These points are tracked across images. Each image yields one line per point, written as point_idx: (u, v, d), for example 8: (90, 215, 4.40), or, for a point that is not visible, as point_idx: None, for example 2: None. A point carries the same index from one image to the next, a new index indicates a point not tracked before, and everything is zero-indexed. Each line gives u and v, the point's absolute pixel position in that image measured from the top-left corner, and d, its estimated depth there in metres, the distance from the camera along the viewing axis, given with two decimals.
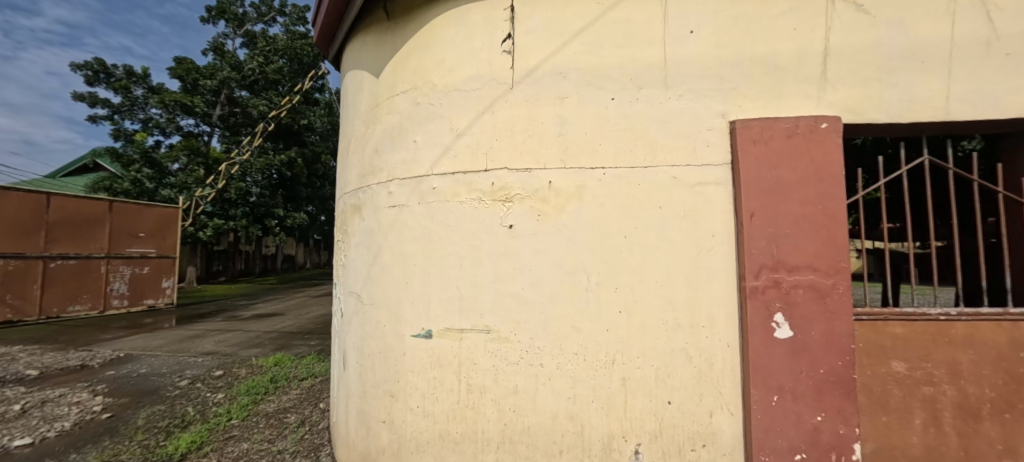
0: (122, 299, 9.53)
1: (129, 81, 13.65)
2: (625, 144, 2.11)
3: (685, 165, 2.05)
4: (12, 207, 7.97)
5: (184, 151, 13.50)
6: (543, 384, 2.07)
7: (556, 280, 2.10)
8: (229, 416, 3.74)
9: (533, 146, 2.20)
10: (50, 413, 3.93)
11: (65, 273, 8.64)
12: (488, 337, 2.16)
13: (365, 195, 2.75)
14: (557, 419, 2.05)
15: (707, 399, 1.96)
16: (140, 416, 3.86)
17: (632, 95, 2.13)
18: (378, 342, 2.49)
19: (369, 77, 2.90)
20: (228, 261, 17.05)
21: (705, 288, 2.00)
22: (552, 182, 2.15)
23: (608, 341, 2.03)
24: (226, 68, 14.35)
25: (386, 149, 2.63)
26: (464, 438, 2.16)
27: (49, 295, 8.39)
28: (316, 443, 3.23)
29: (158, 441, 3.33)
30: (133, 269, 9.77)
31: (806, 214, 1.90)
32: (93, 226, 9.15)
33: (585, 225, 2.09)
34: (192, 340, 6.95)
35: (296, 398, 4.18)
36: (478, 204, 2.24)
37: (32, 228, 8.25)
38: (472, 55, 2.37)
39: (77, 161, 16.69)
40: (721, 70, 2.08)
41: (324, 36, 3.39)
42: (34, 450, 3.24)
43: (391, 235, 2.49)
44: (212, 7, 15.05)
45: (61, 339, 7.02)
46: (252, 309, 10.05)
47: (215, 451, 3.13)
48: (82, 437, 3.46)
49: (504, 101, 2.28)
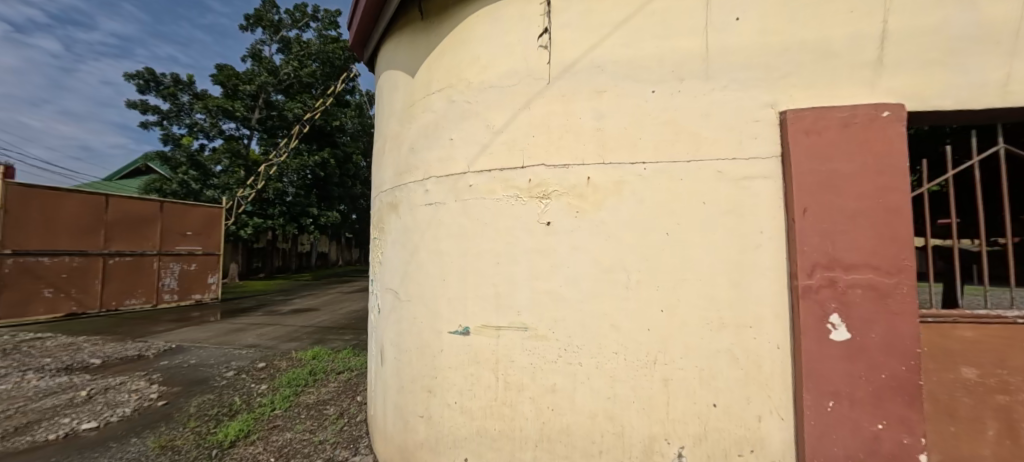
0: (172, 294, 10.20)
1: (176, 89, 14.47)
2: (665, 138, 2.05)
3: (730, 159, 1.97)
4: (76, 208, 8.55)
5: (226, 154, 14.20)
6: (581, 382, 2.04)
7: (594, 278, 2.07)
8: (273, 406, 3.91)
9: (570, 141, 2.17)
10: (112, 399, 4.23)
11: (122, 269, 9.28)
12: (525, 335, 2.15)
13: (401, 193, 2.79)
14: (596, 418, 2.02)
15: (754, 402, 1.88)
16: (192, 403, 4.12)
17: (672, 87, 2.06)
18: (415, 338, 2.54)
19: (403, 77, 2.95)
20: (266, 258, 17.81)
21: (752, 288, 1.91)
22: (591, 178, 2.11)
23: (649, 341, 1.98)
24: (263, 73, 14.99)
25: (422, 147, 2.66)
26: (502, 436, 2.16)
27: (108, 289, 9.02)
28: (355, 435, 3.33)
29: (209, 428, 3.52)
30: (182, 265, 10.44)
31: (864, 209, 1.78)
32: (146, 225, 9.76)
33: (624, 222, 2.04)
34: (236, 333, 7.34)
35: (334, 391, 4.32)
36: (515, 200, 2.24)
37: (94, 228, 8.83)
38: (507, 50, 2.36)
39: (131, 166, 17.87)
40: (769, 59, 1.98)
41: (358, 38, 3.48)
42: (99, 434, 3.49)
43: (427, 233, 2.53)
44: (250, 16, 15.75)
45: (120, 330, 7.56)
46: (289, 305, 10.49)
47: (261, 439, 3.28)
48: (141, 423, 3.71)
49: (541, 97, 2.26)
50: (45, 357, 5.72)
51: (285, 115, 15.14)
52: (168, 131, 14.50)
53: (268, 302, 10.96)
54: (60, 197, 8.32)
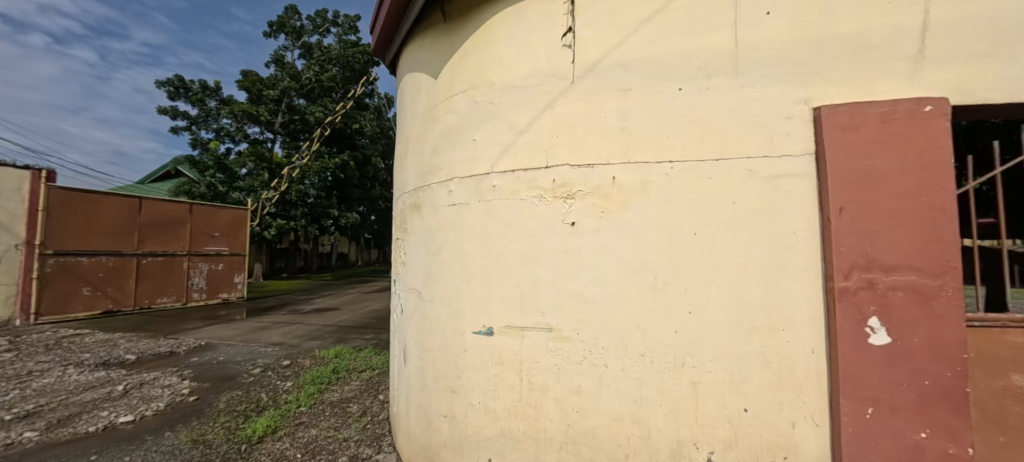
0: (201, 293, 10.56)
1: (204, 95, 14.99)
2: (692, 137, 2.00)
3: (760, 157, 1.91)
4: (112, 211, 8.93)
5: (251, 157, 14.62)
6: (606, 385, 2.02)
7: (619, 279, 2.04)
8: (298, 403, 4.00)
9: (594, 141, 2.16)
10: (147, 394, 4.40)
11: (154, 269, 9.65)
12: (550, 336, 2.14)
13: (424, 194, 2.82)
14: (622, 421, 1.99)
15: (787, 408, 1.82)
16: (222, 399, 4.25)
17: (701, 85, 2.02)
18: (438, 338, 2.56)
19: (425, 79, 2.98)
20: (289, 258, 18.27)
21: (785, 290, 1.85)
22: (616, 178, 2.09)
23: (677, 344, 1.94)
24: (286, 78, 15.38)
25: (445, 148, 2.68)
26: (526, 437, 2.15)
27: (142, 288, 9.40)
28: (378, 433, 3.38)
29: (238, 423, 3.63)
30: (210, 265, 10.81)
31: (906, 208, 1.69)
32: (177, 226, 10.13)
33: (651, 223, 2.01)
34: (261, 331, 7.55)
35: (357, 389, 4.39)
36: (539, 201, 2.23)
37: (128, 229, 9.21)
38: (530, 51, 2.36)
39: (161, 170, 18.60)
40: (802, 54, 1.91)
41: (381, 42, 3.56)
42: (136, 427, 3.64)
43: (450, 234, 2.55)
44: (274, 23, 16.19)
45: (152, 327, 7.86)
46: (311, 304, 10.74)
47: (288, 435, 3.36)
48: (174, 417, 3.85)
49: (565, 97, 2.25)
50: (85, 352, 6.01)
51: (307, 118, 15.50)
52: (196, 135, 15.03)
53: (292, 301, 11.23)
54: (98, 200, 8.70)
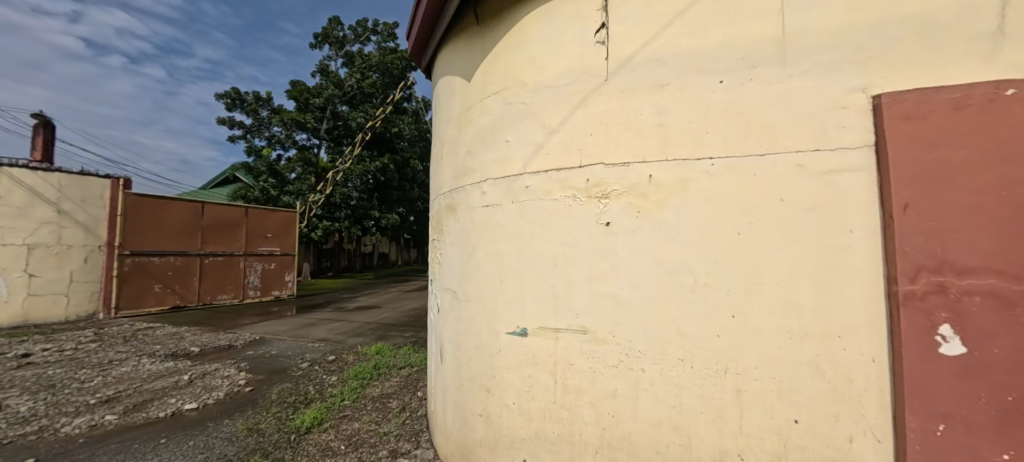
0: (255, 290, 11.32)
1: (257, 105, 16.05)
2: (735, 132, 1.91)
3: (811, 151, 1.78)
4: (178, 214, 9.73)
5: (299, 163, 15.47)
6: (644, 389, 1.96)
7: (656, 281, 1.98)
8: (342, 397, 4.19)
9: (630, 138, 2.10)
10: (208, 384, 4.77)
11: (215, 268, 10.43)
12: (585, 338, 2.11)
13: (459, 196, 2.86)
14: (660, 427, 1.93)
15: (843, 421, 1.68)
16: (274, 390, 4.53)
17: (744, 76, 1.92)
18: (474, 338, 2.59)
19: (460, 82, 3.03)
20: (334, 258, 19.20)
21: (841, 294, 1.70)
22: (653, 177, 2.03)
23: (719, 349, 1.85)
24: (330, 86, 16.16)
25: (479, 150, 2.71)
26: (561, 439, 2.13)
27: (204, 285, 10.20)
28: (416, 428, 3.48)
29: (288, 414, 3.85)
30: (263, 264, 11.55)
31: (984, 202, 1.47)
32: (234, 228, 10.90)
33: (690, 222, 1.93)
34: (309, 327, 7.98)
35: (397, 385, 4.53)
36: (573, 201, 2.21)
37: (192, 231, 10.00)
38: (562, 49, 2.33)
39: (221, 176, 20.12)
40: (859, 38, 1.76)
41: (417, 48, 3.66)
42: (199, 414, 3.95)
43: (484, 234, 2.57)
44: (319, 34, 17.05)
45: (213, 322, 8.51)
46: (355, 302, 11.20)
47: (333, 427, 3.53)
48: (232, 406, 4.14)
49: (598, 95, 2.21)
50: (157, 343, 6.60)
51: (350, 124, 16.20)
52: (251, 143, 16.11)
53: (337, 299, 11.79)
54: (167, 205, 9.52)
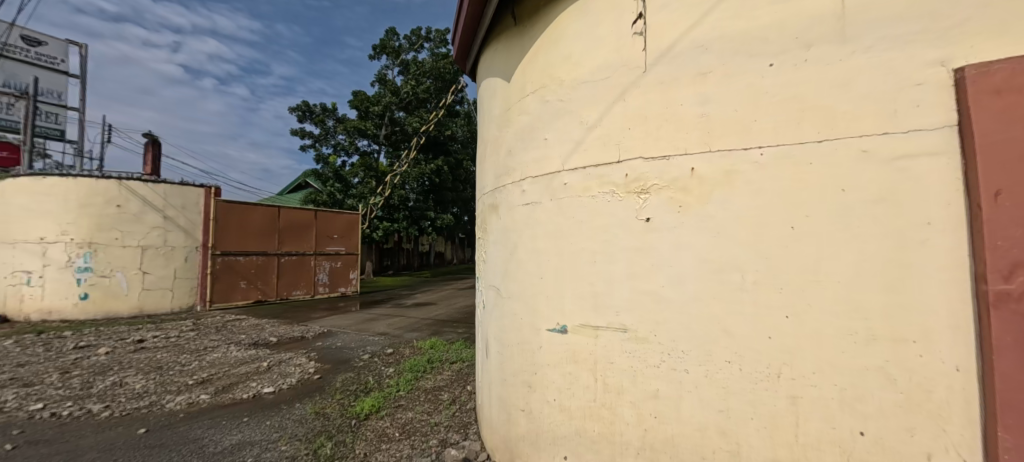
0: (325, 287, 12.30)
1: (324, 116, 17.38)
2: (787, 118, 1.77)
3: (878, 135, 1.60)
4: (259, 218, 10.80)
5: (361, 169, 16.20)
6: (688, 391, 1.89)
7: (701, 278, 1.89)
8: (398, 387, 4.45)
9: (670, 131, 2.03)
10: (283, 370, 5.30)
11: (290, 266, 11.47)
12: (625, 336, 2.07)
13: (501, 195, 2.93)
14: (705, 432, 1.84)
15: (920, 436, 1.49)
16: (338, 379, 4.93)
17: (796, 57, 1.77)
18: (516, 334, 2.64)
19: (500, 83, 3.08)
20: (394, 257, 20.31)
21: (917, 294, 1.51)
22: (695, 170, 1.94)
23: (771, 351, 1.73)
24: (388, 94, 17.07)
25: (519, 149, 2.74)
26: (602, 439, 2.11)
27: (282, 282, 11.26)
28: (465, 421, 3.60)
29: (350, 401, 4.17)
30: (331, 263, 12.50)
31: None
32: (306, 230, 11.89)
33: (737, 216, 1.83)
34: (371, 321, 8.53)
35: (448, 378, 4.72)
36: (612, 197, 2.17)
37: (271, 233, 11.06)
38: (599, 43, 2.30)
39: (295, 183, 22.07)
40: (937, 5, 1.55)
41: (461, 52, 3.76)
42: (275, 397, 4.40)
43: (525, 232, 2.61)
44: (377, 46, 18.07)
45: (289, 315, 9.38)
46: (412, 299, 11.80)
47: (389, 415, 3.76)
48: (303, 391, 4.57)
49: (636, 88, 2.15)
50: (242, 333, 7.43)
51: (406, 129, 17.02)
52: (319, 151, 17.46)
53: (396, 296, 12.47)
54: (249, 210, 10.62)
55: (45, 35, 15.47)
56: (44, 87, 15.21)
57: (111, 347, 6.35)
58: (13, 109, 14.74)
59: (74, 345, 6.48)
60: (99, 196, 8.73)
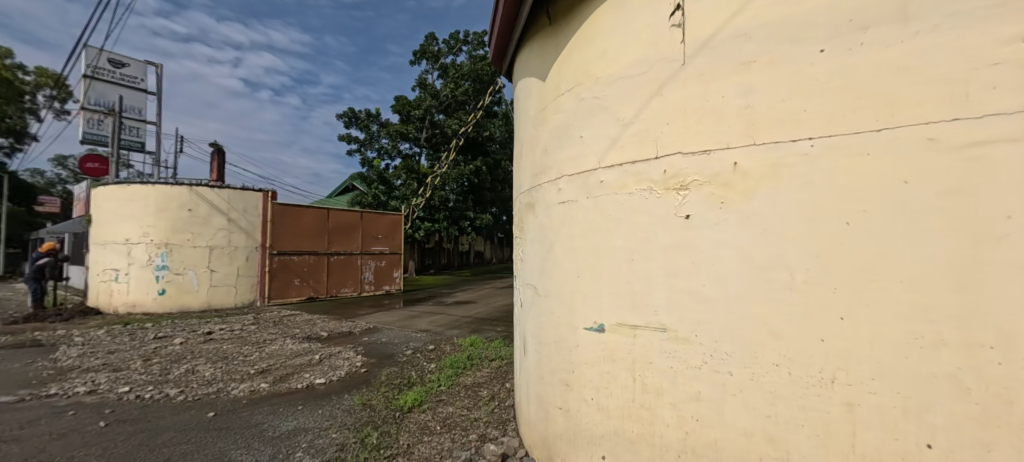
0: (371, 285, 12.88)
1: (368, 121, 18.18)
2: (839, 107, 1.65)
3: (946, 120, 1.44)
4: (311, 219, 11.48)
5: (404, 170, 16.74)
6: (732, 394, 1.82)
7: (745, 277, 1.81)
8: (440, 383, 4.59)
9: (712, 124, 1.96)
10: (333, 363, 5.62)
11: (339, 264, 12.10)
12: (664, 336, 2.03)
13: (537, 194, 2.95)
14: (751, 437, 1.77)
15: (999, 454, 1.31)
16: (383, 373, 5.15)
17: (850, 41, 1.65)
18: (553, 332, 2.65)
19: (536, 82, 3.10)
20: (435, 256, 20.89)
21: (994, 294, 1.32)
22: (738, 164, 1.88)
23: (823, 355, 1.62)
24: (428, 98, 17.55)
25: (555, 148, 2.76)
26: (641, 440, 2.08)
27: (331, 280, 11.91)
28: (503, 417, 3.65)
29: (394, 394, 4.35)
30: (376, 262, 13.06)
31: None
32: (353, 230, 12.49)
33: (784, 211, 1.73)
34: (413, 319, 8.83)
35: (488, 375, 4.80)
36: (650, 194, 2.13)
37: (321, 233, 11.72)
38: (635, 38, 2.26)
39: (342, 186, 23.25)
40: None
41: (497, 53, 3.81)
42: (326, 388, 4.68)
43: (561, 231, 2.61)
44: (418, 52, 18.64)
45: (338, 311, 9.90)
46: (453, 297, 12.09)
47: (430, 409, 3.89)
48: (351, 383, 4.82)
49: (674, 81, 2.09)
50: (297, 328, 7.95)
51: (446, 131, 17.43)
52: (365, 155, 18.28)
53: (437, 294, 12.82)
54: (302, 212, 11.31)
55: (129, 58, 17.32)
56: (128, 105, 17.04)
57: (185, 338, 7.01)
58: (103, 125, 16.60)
59: (154, 335, 7.22)
60: (174, 201, 9.65)
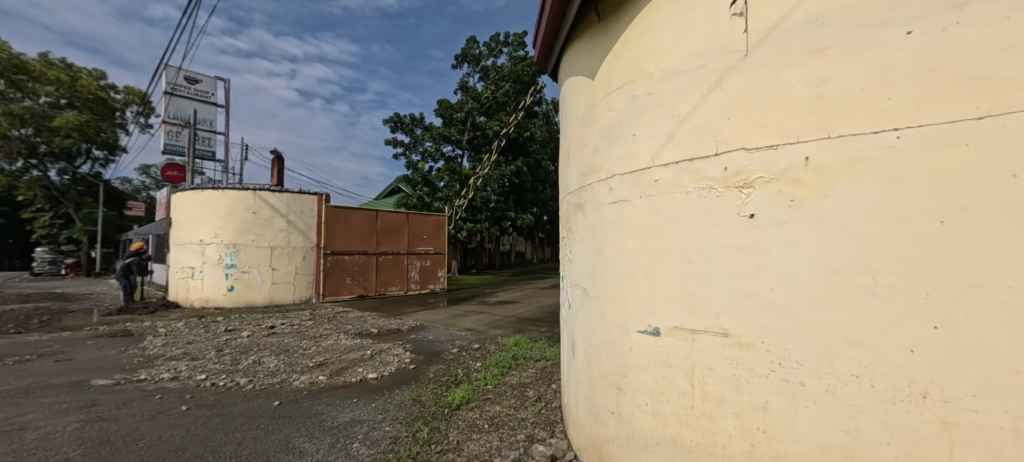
0: (416, 283, 13.32)
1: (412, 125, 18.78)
2: (932, 93, 1.49)
3: None
4: (361, 221, 12.05)
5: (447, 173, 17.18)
6: (804, 405, 1.70)
7: (819, 280, 1.68)
8: (486, 381, 4.65)
9: (778, 117, 1.85)
10: (384, 359, 5.86)
11: (387, 264, 12.62)
12: (726, 342, 1.93)
13: (586, 194, 2.91)
14: (827, 454, 1.64)
15: None
16: (431, 370, 5.31)
17: (945, 19, 1.48)
18: (604, 334, 2.60)
19: (584, 81, 3.07)
20: (477, 256, 21.27)
21: None
22: (810, 159, 1.75)
23: (913, 367, 1.46)
24: (469, 100, 17.83)
25: (604, 147, 2.71)
26: (700, 449, 1.99)
27: (380, 278, 12.45)
28: (551, 419, 3.64)
29: (442, 390, 4.47)
30: (421, 261, 13.48)
31: None
32: (400, 231, 12.96)
33: (865, 209, 1.59)
34: (458, 317, 9.02)
35: (533, 376, 4.81)
36: (709, 192, 2.04)
37: (370, 234, 12.27)
38: (692, 30, 2.18)
39: (388, 188, 24.17)
40: None
41: (543, 53, 3.80)
42: (378, 382, 4.89)
43: (612, 231, 2.57)
44: (459, 55, 19.00)
45: (387, 309, 10.32)
46: (495, 297, 12.23)
47: (478, 407, 3.96)
48: (401, 378, 5.01)
49: (735, 73, 2.00)
50: (350, 324, 8.37)
51: (487, 133, 17.65)
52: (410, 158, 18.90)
53: (480, 293, 13.03)
54: (353, 214, 11.90)
55: (201, 75, 19.01)
56: (200, 117, 18.71)
57: (251, 332, 7.60)
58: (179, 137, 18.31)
59: (225, 328, 7.88)
60: (241, 205, 10.49)
